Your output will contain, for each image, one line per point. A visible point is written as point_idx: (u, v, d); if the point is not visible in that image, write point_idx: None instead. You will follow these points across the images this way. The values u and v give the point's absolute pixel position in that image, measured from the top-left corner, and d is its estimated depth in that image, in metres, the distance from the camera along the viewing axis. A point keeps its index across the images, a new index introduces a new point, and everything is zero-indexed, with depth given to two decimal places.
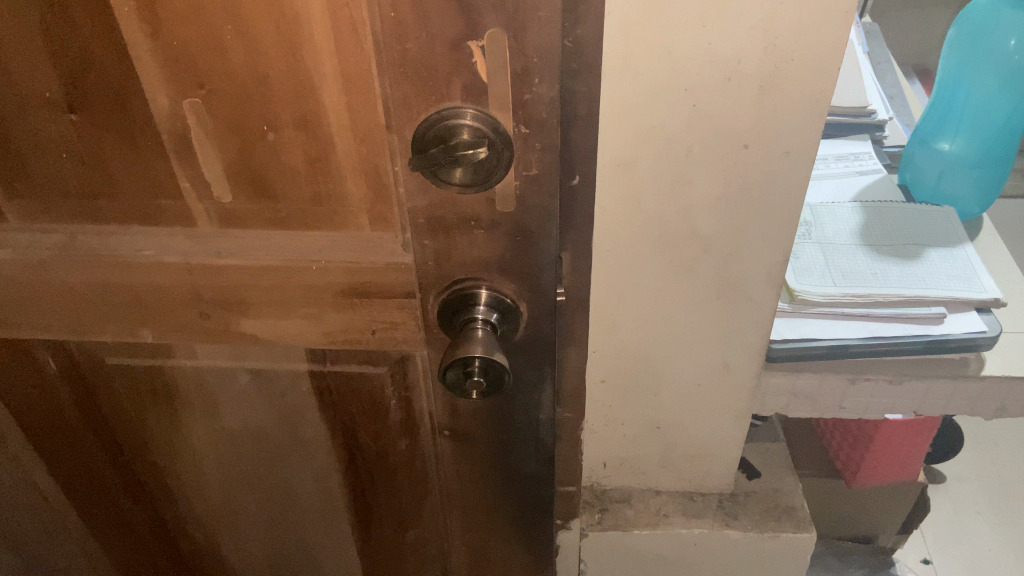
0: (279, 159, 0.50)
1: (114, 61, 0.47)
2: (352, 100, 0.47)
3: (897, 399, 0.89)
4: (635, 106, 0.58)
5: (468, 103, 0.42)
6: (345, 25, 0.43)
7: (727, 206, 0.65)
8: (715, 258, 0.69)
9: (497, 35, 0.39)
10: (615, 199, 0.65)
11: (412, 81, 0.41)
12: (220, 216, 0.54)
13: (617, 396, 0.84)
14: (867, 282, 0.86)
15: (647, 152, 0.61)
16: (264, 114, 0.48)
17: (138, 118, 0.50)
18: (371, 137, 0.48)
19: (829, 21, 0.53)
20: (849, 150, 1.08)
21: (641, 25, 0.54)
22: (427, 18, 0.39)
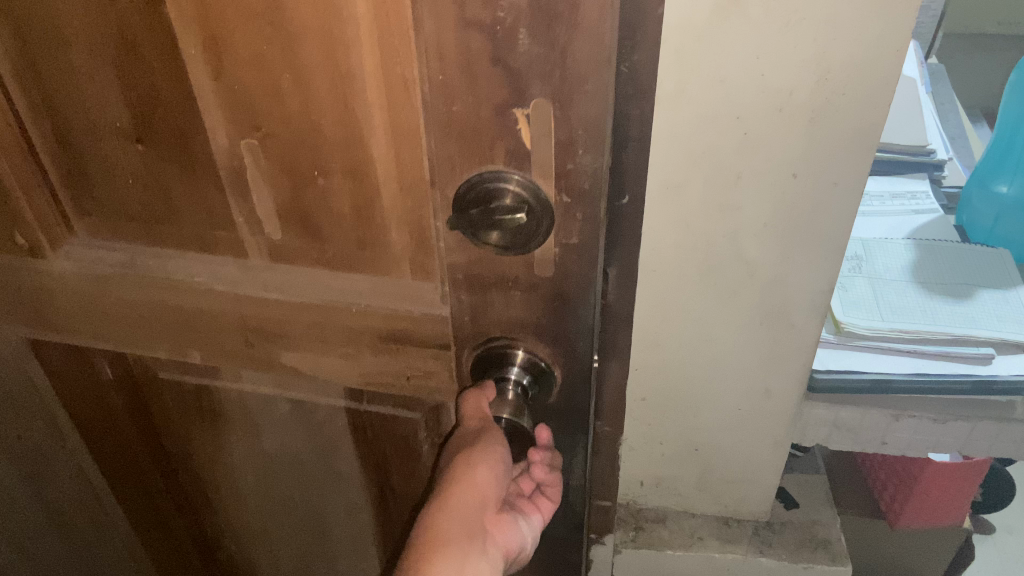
0: (328, 204, 0.51)
1: (179, 98, 0.49)
2: (399, 152, 0.47)
3: (941, 438, 0.87)
4: (688, 129, 0.60)
5: (513, 167, 0.42)
6: (398, 82, 0.44)
7: (775, 230, 0.66)
8: (760, 283, 0.70)
9: (543, 105, 0.39)
10: (662, 218, 0.67)
11: (456, 142, 0.42)
12: (270, 250, 0.55)
13: (657, 414, 0.85)
14: (915, 318, 0.84)
15: (696, 174, 0.63)
16: (316, 159, 0.49)
17: (199, 152, 0.52)
18: (416, 190, 0.48)
19: (884, 55, 0.53)
20: (906, 188, 1.05)
21: (696, 52, 0.55)
22: (474, 82, 0.39)
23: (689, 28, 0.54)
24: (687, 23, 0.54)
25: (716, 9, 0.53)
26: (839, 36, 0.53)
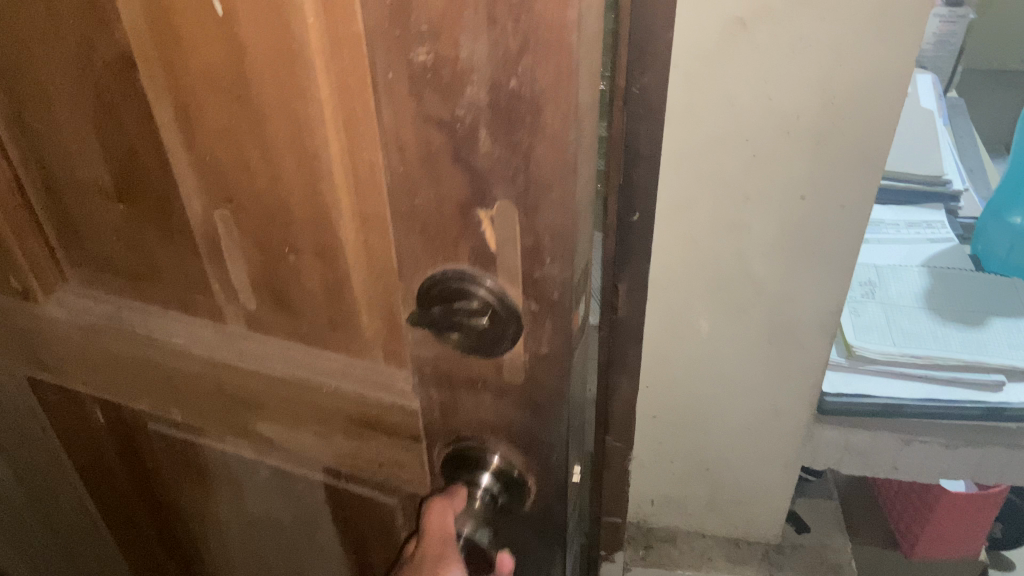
0: (300, 281, 0.49)
1: (156, 162, 0.48)
2: (369, 237, 0.44)
3: (953, 464, 0.85)
4: (698, 149, 0.63)
5: (480, 269, 0.39)
6: (366, 170, 0.41)
7: (782, 250, 0.68)
8: (768, 301, 0.72)
9: (507, 208, 0.37)
10: (673, 236, 0.69)
11: (422, 236, 0.39)
12: (247, 319, 0.53)
13: (668, 432, 0.86)
14: (927, 344, 0.82)
15: (706, 193, 0.65)
16: (286, 237, 0.47)
17: (175, 214, 0.50)
18: (386, 277, 0.46)
19: (890, 78, 0.56)
20: (920, 217, 1.01)
21: (707, 76, 0.59)
22: (438, 178, 0.37)
23: (702, 55, 0.58)
24: (701, 50, 0.57)
25: (728, 35, 0.56)
26: (842, 63, 0.56)
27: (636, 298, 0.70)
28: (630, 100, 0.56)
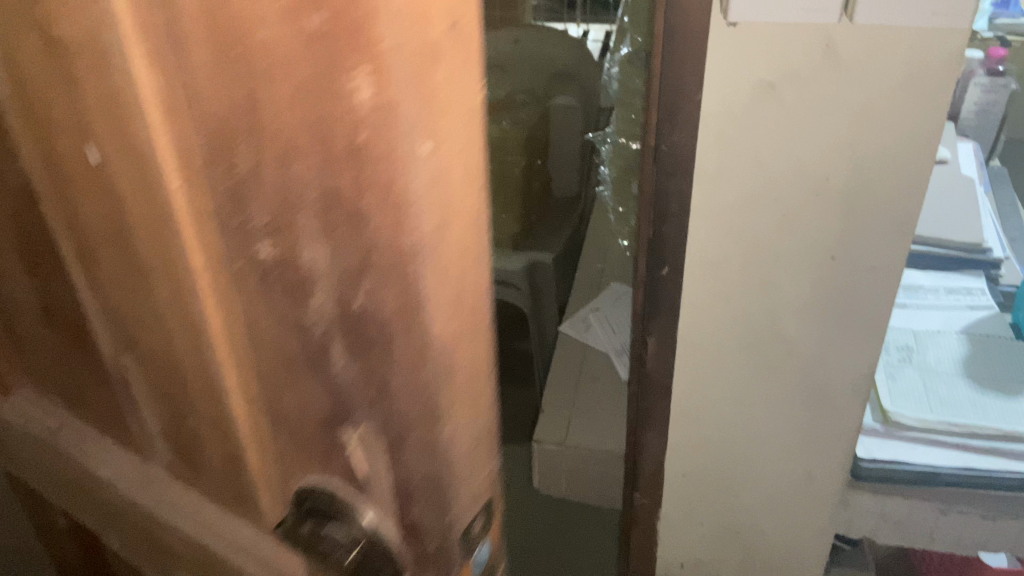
0: (167, 477, 0.40)
1: (32, 312, 0.41)
2: (221, 455, 0.34)
3: (995, 538, 0.79)
4: (727, 208, 0.61)
5: (360, 495, 0.31)
6: (199, 381, 0.31)
7: (815, 313, 0.64)
8: (800, 365, 0.68)
9: (365, 439, 0.29)
10: (702, 296, 0.66)
11: (287, 444, 0.31)
12: (118, 507, 0.44)
13: (697, 493, 0.82)
14: (965, 412, 0.77)
15: (736, 253, 0.63)
16: (152, 424, 0.38)
17: (58, 370, 0.43)
18: (245, 500, 0.35)
19: (921, 132, 0.54)
20: (959, 283, 0.96)
21: (734, 136, 0.57)
22: (285, 389, 0.29)
23: (728, 114, 0.56)
24: (726, 110, 0.56)
25: (753, 95, 0.55)
26: (872, 125, 0.55)
27: (664, 352, 0.70)
28: (661, 158, 0.59)
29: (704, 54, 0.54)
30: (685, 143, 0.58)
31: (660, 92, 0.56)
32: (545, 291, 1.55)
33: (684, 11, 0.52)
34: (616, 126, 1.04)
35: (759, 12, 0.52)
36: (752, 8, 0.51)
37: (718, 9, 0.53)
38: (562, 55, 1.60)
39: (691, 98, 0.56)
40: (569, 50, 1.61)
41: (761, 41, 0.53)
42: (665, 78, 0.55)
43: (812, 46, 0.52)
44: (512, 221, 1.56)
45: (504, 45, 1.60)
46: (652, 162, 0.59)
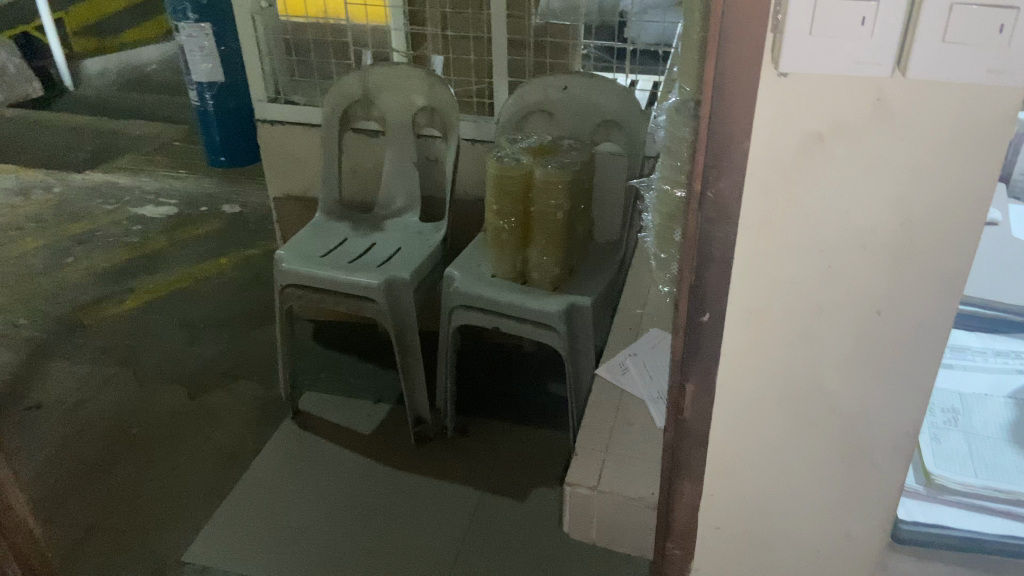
0: None
1: None
2: None
3: None
4: (771, 259, 0.60)
5: None
6: None
7: (857, 366, 0.64)
8: (842, 419, 0.67)
9: None
10: (742, 345, 0.65)
11: None
12: None
13: (731, 547, 0.80)
14: (1013, 479, 0.77)
15: (778, 303, 0.62)
16: None
17: None
18: None
19: (971, 189, 0.54)
20: (1009, 346, 0.94)
21: (781, 187, 0.57)
22: None
23: (776, 164, 0.56)
24: (774, 160, 0.56)
25: (803, 146, 0.55)
26: (920, 181, 0.55)
27: (701, 402, 0.69)
28: (705, 204, 0.59)
29: (753, 103, 0.54)
30: (730, 191, 0.58)
31: (708, 138, 0.57)
32: (582, 336, 1.54)
33: (733, 60, 0.53)
34: (661, 173, 1.05)
35: (809, 66, 0.52)
36: (802, 61, 0.52)
37: (768, 60, 0.53)
38: (609, 104, 1.63)
39: (739, 146, 0.56)
40: (617, 99, 1.63)
41: (811, 93, 0.53)
42: (713, 125, 0.56)
43: (863, 100, 0.53)
44: (554, 266, 1.57)
45: (554, 94, 1.66)
46: (696, 208, 0.60)
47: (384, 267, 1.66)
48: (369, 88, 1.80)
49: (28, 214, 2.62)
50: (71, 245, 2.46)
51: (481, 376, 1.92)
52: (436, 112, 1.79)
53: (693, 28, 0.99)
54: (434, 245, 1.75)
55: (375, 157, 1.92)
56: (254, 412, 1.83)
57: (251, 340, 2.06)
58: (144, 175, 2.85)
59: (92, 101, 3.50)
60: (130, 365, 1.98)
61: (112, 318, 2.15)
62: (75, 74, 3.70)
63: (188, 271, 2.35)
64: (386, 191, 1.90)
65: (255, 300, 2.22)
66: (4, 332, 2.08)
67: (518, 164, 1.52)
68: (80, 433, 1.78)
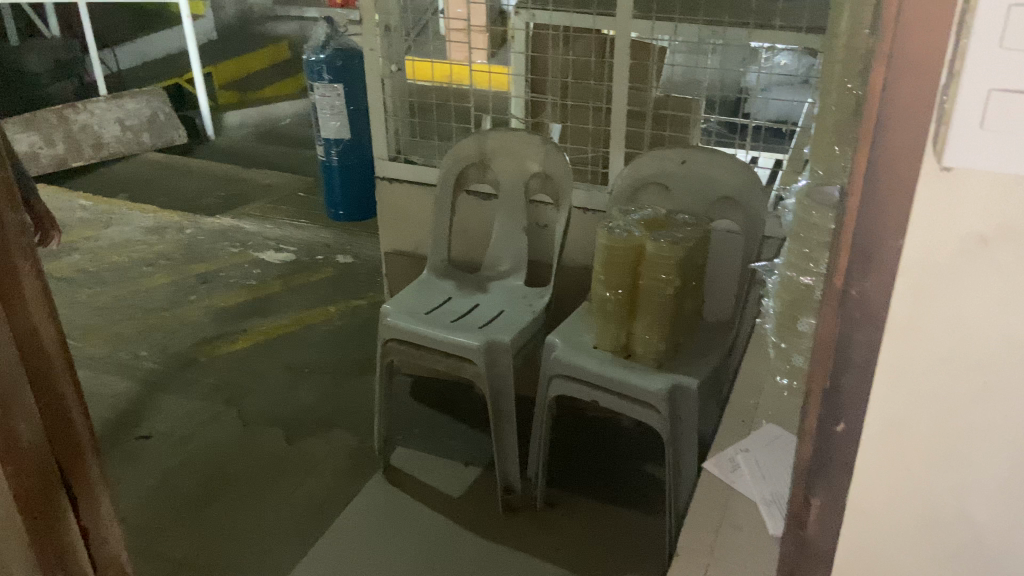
0: None
1: None
2: None
3: None
4: (917, 369, 0.52)
5: None
6: None
7: (1016, 504, 0.53)
8: (994, 564, 0.56)
9: None
10: (878, 464, 0.56)
11: None
12: None
13: None
14: None
15: (921, 418, 0.53)
16: None
17: None
18: None
19: None
20: None
21: (935, 289, 0.49)
22: None
23: (931, 266, 0.48)
24: (927, 260, 0.48)
25: (963, 249, 0.47)
26: None
27: (827, 522, 0.60)
28: (847, 302, 0.52)
29: (909, 199, 0.47)
30: (879, 291, 0.51)
31: (854, 232, 0.50)
32: (685, 419, 1.48)
33: (890, 151, 0.47)
34: (786, 258, 1.00)
35: (980, 161, 0.45)
36: (972, 155, 0.45)
37: (930, 152, 0.46)
38: (729, 181, 1.58)
39: (891, 243, 0.49)
40: (737, 176, 1.57)
41: (980, 192, 0.45)
42: (860, 218, 0.50)
43: None
44: (658, 341, 1.50)
45: (671, 167, 1.63)
46: (837, 305, 0.53)
47: (485, 329, 1.65)
48: (486, 152, 1.82)
49: (160, 252, 2.79)
50: (196, 284, 2.60)
51: (573, 451, 1.86)
52: (549, 179, 1.79)
53: (830, 112, 0.95)
54: (537, 311, 1.73)
55: (486, 218, 1.95)
56: (346, 463, 1.84)
57: (350, 390, 2.09)
58: (268, 222, 3.00)
59: (230, 151, 3.75)
60: (235, 404, 2.04)
61: (224, 357, 2.23)
62: (216, 123, 3.95)
63: (299, 317, 2.43)
64: (494, 253, 1.90)
65: (358, 350, 2.26)
66: (127, 362, 2.20)
67: (630, 237, 1.49)
68: (183, 466, 1.84)
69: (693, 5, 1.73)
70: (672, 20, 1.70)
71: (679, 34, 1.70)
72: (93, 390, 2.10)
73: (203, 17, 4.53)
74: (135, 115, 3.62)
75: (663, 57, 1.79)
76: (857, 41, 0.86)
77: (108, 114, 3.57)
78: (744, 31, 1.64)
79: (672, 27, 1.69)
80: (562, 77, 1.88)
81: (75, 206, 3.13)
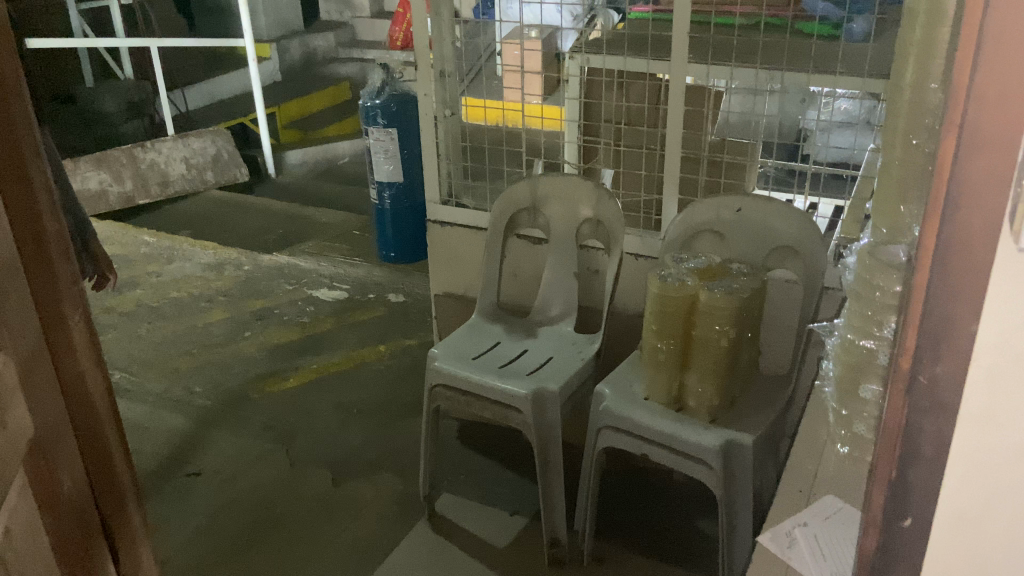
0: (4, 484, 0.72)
1: (14, 400, 0.77)
2: None
3: None
4: (995, 462, 0.47)
5: None
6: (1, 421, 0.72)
7: None
8: None
9: None
10: (951, 563, 0.51)
11: None
12: None
13: None
14: None
15: (1000, 515, 0.48)
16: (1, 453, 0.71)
17: (9, 425, 0.75)
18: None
19: None
20: None
21: (1015, 378, 0.44)
22: None
23: (1010, 352, 0.44)
24: (1006, 346, 0.44)
25: None
26: None
27: None
28: (915, 390, 0.48)
29: (983, 283, 0.43)
30: (953, 377, 0.46)
31: (921, 314, 0.46)
32: (740, 477, 1.42)
33: (962, 230, 0.43)
34: (846, 319, 0.95)
35: None
36: None
37: (1007, 230, 0.42)
38: (787, 230, 1.53)
39: (963, 327, 0.45)
40: (795, 225, 1.52)
41: None
42: (927, 298, 0.45)
43: None
44: (712, 395, 1.45)
45: (726, 215, 1.59)
46: (903, 391, 0.49)
47: (534, 376, 1.63)
48: (537, 197, 1.81)
49: (217, 288, 2.85)
50: (251, 321, 2.65)
51: (622, 503, 1.81)
52: (601, 225, 1.77)
53: (892, 167, 0.90)
54: (587, 358, 1.70)
55: (537, 262, 1.93)
56: (391, 507, 1.82)
57: (398, 432, 2.08)
58: (322, 259, 3.05)
59: (291, 189, 3.85)
60: (284, 443, 2.05)
61: (276, 394, 2.25)
62: (277, 160, 4.06)
63: (349, 356, 2.44)
64: (543, 298, 1.88)
65: (407, 391, 2.26)
66: (181, 398, 2.24)
67: (682, 285, 1.44)
68: (229, 506, 1.84)
69: (749, 50, 1.71)
70: (728, 64, 1.67)
71: (735, 78, 1.67)
72: (148, 426, 2.13)
73: (269, 59, 4.66)
74: (200, 154, 3.73)
75: (719, 102, 1.78)
76: (924, 95, 0.82)
77: (175, 152, 3.68)
78: (804, 75, 1.59)
79: (729, 71, 1.66)
80: (614, 121, 1.86)
81: (140, 242, 3.23)
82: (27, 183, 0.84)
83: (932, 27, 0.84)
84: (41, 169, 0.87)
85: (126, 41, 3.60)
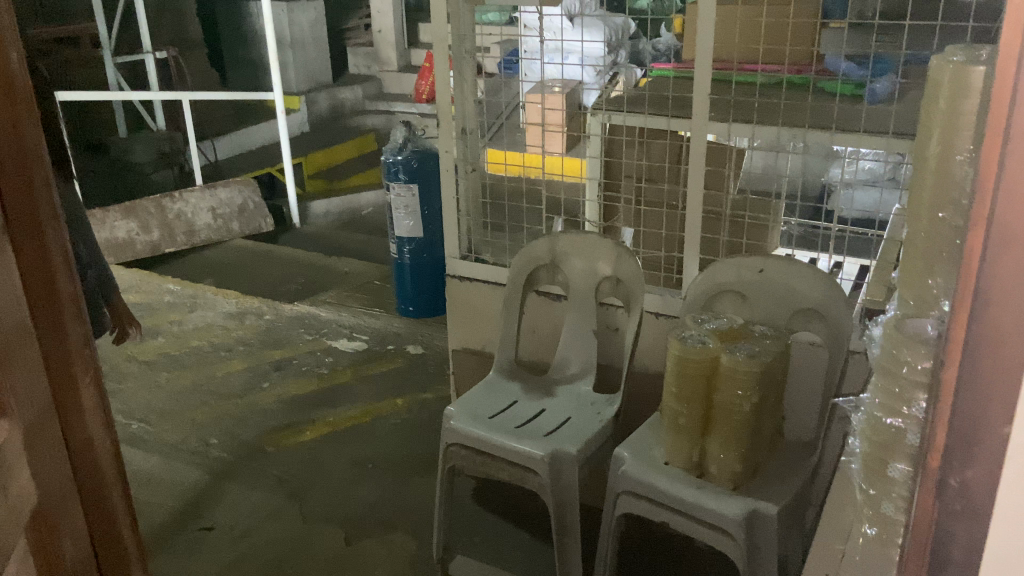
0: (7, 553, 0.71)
1: (20, 464, 0.76)
2: None
3: None
4: None
5: None
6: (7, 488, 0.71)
7: None
8: None
9: None
10: None
11: None
12: None
13: None
14: None
15: None
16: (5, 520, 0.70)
17: (15, 490, 0.74)
18: None
19: None
20: None
21: None
22: None
23: None
24: None
25: None
26: None
27: None
28: (945, 492, 0.45)
29: (1016, 384, 0.41)
30: (985, 482, 0.43)
31: (951, 412, 0.44)
32: (763, 549, 1.37)
33: (993, 325, 0.41)
34: (873, 393, 0.92)
35: None
36: None
37: None
38: (811, 293, 1.50)
39: (996, 430, 0.42)
40: (819, 287, 1.49)
41: None
42: (957, 396, 0.43)
43: None
44: (734, 462, 1.40)
45: (749, 276, 1.56)
46: (934, 492, 0.46)
47: (551, 437, 1.59)
48: (557, 254, 1.79)
49: (238, 338, 2.86)
50: (270, 371, 2.64)
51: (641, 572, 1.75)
52: (620, 283, 1.74)
53: (917, 239, 0.87)
54: (606, 419, 1.66)
55: (556, 320, 1.91)
56: (403, 569, 1.78)
57: (413, 490, 2.05)
58: (343, 310, 3.05)
59: (314, 239, 3.89)
60: (297, 499, 2.02)
61: (291, 448, 2.23)
62: (302, 211, 4.11)
63: (366, 409, 2.42)
64: (562, 355, 1.85)
65: (423, 447, 2.22)
66: (197, 450, 2.23)
67: (704, 348, 1.40)
68: (239, 563, 1.81)
69: (770, 110, 1.70)
70: (750, 123, 1.66)
71: (757, 136, 1.66)
72: (162, 478, 2.12)
73: (297, 111, 4.76)
74: (227, 203, 3.79)
75: (740, 160, 1.77)
76: (954, 166, 0.79)
77: (202, 202, 3.74)
78: (827, 135, 1.58)
79: (751, 130, 1.65)
80: (635, 179, 1.85)
81: (164, 290, 3.26)
82: (45, 247, 0.87)
83: (958, 97, 0.82)
84: (57, 231, 0.90)
85: (158, 94, 3.69)
